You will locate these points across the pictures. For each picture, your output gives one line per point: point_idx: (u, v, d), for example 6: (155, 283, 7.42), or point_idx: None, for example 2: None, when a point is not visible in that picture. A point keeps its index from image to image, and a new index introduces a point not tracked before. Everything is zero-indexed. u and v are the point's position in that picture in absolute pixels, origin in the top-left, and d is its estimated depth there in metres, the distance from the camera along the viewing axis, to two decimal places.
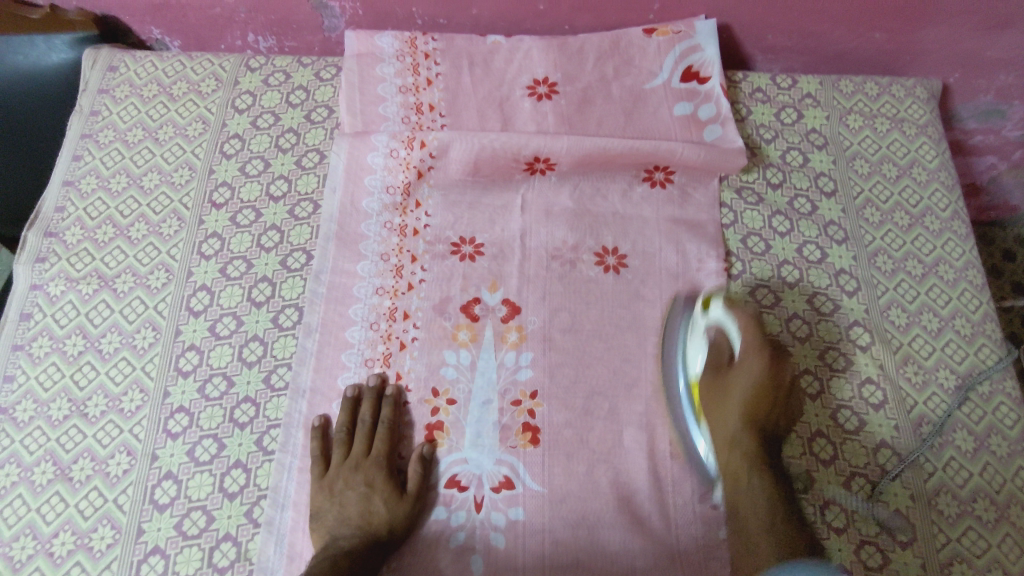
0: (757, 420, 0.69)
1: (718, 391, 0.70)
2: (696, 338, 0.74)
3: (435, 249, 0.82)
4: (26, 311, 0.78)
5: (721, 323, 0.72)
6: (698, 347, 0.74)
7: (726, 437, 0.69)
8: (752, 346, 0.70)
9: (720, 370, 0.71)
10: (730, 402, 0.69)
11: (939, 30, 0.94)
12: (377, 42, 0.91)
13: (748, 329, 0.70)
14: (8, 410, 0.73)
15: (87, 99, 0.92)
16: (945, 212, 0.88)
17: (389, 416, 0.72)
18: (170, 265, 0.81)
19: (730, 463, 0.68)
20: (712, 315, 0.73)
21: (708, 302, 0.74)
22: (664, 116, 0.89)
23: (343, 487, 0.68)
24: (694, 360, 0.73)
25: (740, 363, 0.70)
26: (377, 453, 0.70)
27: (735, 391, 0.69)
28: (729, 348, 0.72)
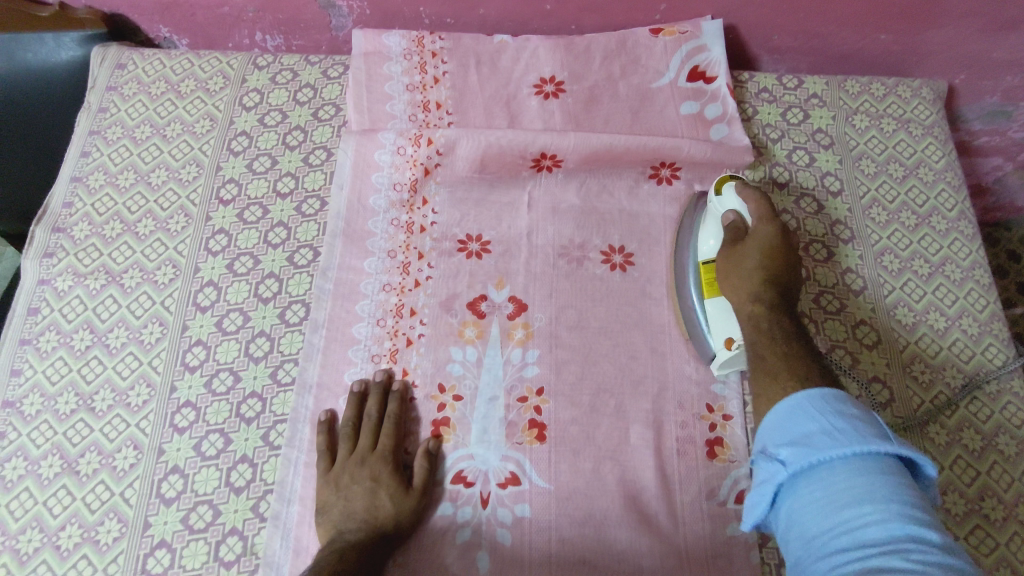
0: (773, 286, 0.71)
1: (732, 262, 0.74)
2: (712, 220, 0.79)
3: (442, 246, 0.82)
4: (34, 306, 0.78)
5: (733, 202, 0.77)
6: (713, 224, 0.78)
7: (742, 298, 0.72)
8: (764, 217, 0.74)
9: (735, 243, 0.75)
10: (744, 263, 0.73)
11: (945, 31, 0.94)
12: (385, 40, 0.92)
13: (760, 207, 0.75)
14: (15, 404, 0.74)
15: (95, 96, 0.92)
16: (952, 212, 0.89)
17: (396, 411, 0.72)
18: (178, 260, 0.81)
19: (748, 311, 0.71)
20: (726, 199, 0.78)
21: (720, 186, 0.79)
22: (671, 116, 0.89)
23: (348, 482, 0.68)
24: (708, 239, 0.78)
25: (753, 233, 0.74)
26: (383, 448, 0.70)
27: (749, 253, 0.73)
28: (744, 226, 0.76)
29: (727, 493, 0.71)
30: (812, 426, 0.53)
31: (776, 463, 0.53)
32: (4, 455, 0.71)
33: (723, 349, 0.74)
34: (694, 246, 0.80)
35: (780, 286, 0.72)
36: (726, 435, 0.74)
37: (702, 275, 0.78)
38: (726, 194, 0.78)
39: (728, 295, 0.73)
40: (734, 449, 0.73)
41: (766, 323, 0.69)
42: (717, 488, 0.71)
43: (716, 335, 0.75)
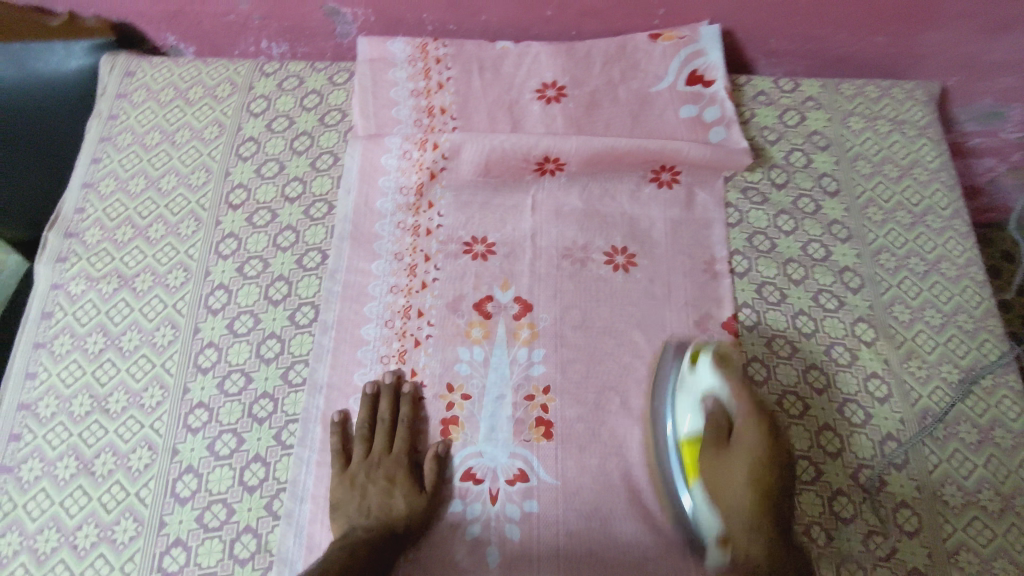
0: (764, 481, 0.65)
1: (718, 461, 0.67)
2: (687, 399, 0.72)
3: (448, 249, 0.84)
4: (48, 310, 0.80)
5: (710, 381, 0.71)
6: (689, 407, 0.71)
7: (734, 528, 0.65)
8: (748, 406, 0.68)
9: (717, 424, 0.69)
10: (733, 471, 0.66)
11: (940, 33, 0.97)
12: (390, 47, 0.94)
13: (743, 402, 0.68)
14: (31, 406, 0.75)
15: (106, 103, 0.94)
16: (946, 212, 0.90)
17: (409, 414, 0.74)
18: (188, 264, 0.83)
19: (740, 525, 0.64)
20: (702, 375, 0.71)
21: (695, 358, 0.73)
22: (670, 119, 0.91)
23: (364, 481, 0.70)
24: (685, 420, 0.71)
25: (736, 446, 0.67)
26: (398, 450, 0.72)
27: (736, 467, 0.66)
28: (724, 409, 0.70)
29: None
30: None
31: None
32: (21, 457, 0.73)
33: (709, 527, 0.67)
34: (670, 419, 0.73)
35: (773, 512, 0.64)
36: None
37: (684, 457, 0.70)
38: (702, 370, 0.72)
39: (713, 478, 0.67)
40: None
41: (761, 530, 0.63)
42: None
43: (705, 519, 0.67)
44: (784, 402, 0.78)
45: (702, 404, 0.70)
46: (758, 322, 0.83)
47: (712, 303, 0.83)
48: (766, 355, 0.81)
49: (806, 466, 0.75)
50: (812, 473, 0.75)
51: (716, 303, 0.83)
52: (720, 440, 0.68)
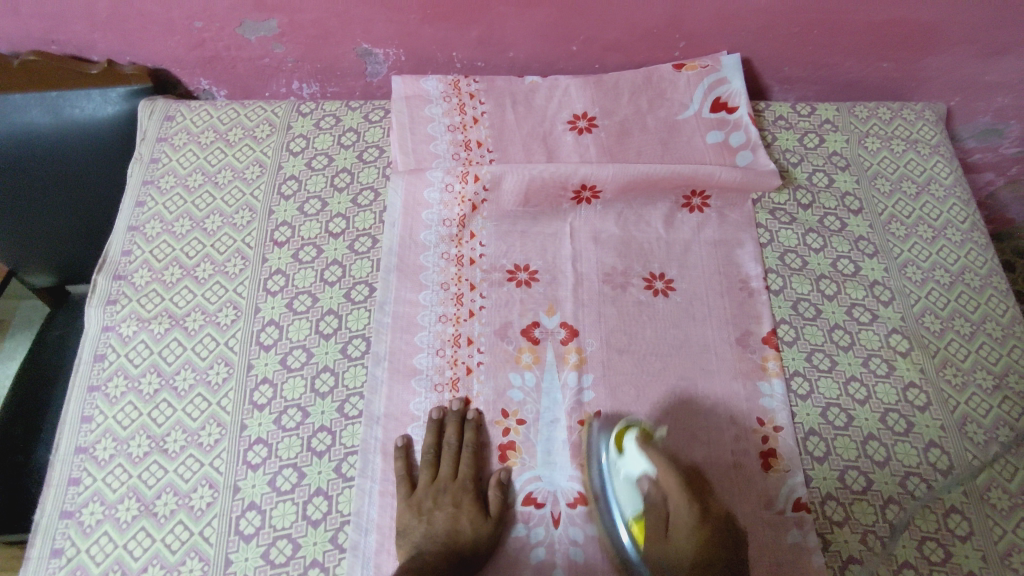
0: (711, 546, 0.64)
1: (665, 552, 0.66)
2: (623, 483, 0.71)
3: (492, 277, 0.85)
4: (100, 352, 0.81)
5: (641, 466, 0.71)
6: (628, 494, 0.71)
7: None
8: (676, 478, 0.68)
9: (660, 521, 0.68)
10: (680, 551, 0.65)
11: (943, 58, 1.01)
12: (423, 84, 0.97)
13: (665, 470, 0.69)
14: (88, 449, 0.75)
15: (146, 147, 0.96)
16: (965, 225, 0.94)
17: (474, 441, 0.74)
18: (238, 302, 0.84)
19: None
20: (629, 458, 0.71)
21: (620, 443, 0.73)
22: (698, 145, 0.95)
23: (432, 507, 0.71)
24: (627, 508, 0.70)
25: (675, 528, 0.67)
26: (463, 477, 0.73)
27: (681, 535, 0.65)
28: (659, 496, 0.69)
29: (785, 501, 0.74)
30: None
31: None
32: (81, 501, 0.73)
33: None
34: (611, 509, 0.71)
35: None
36: (779, 446, 0.77)
37: (634, 540, 0.68)
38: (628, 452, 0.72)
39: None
40: (786, 459, 0.77)
41: None
42: (775, 497, 0.75)
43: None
44: (829, 413, 0.80)
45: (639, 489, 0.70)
46: (797, 337, 0.85)
47: (752, 320, 0.85)
48: (808, 369, 0.83)
49: (855, 476, 0.77)
50: (861, 482, 0.76)
51: (755, 320, 0.85)
52: (661, 517, 0.68)
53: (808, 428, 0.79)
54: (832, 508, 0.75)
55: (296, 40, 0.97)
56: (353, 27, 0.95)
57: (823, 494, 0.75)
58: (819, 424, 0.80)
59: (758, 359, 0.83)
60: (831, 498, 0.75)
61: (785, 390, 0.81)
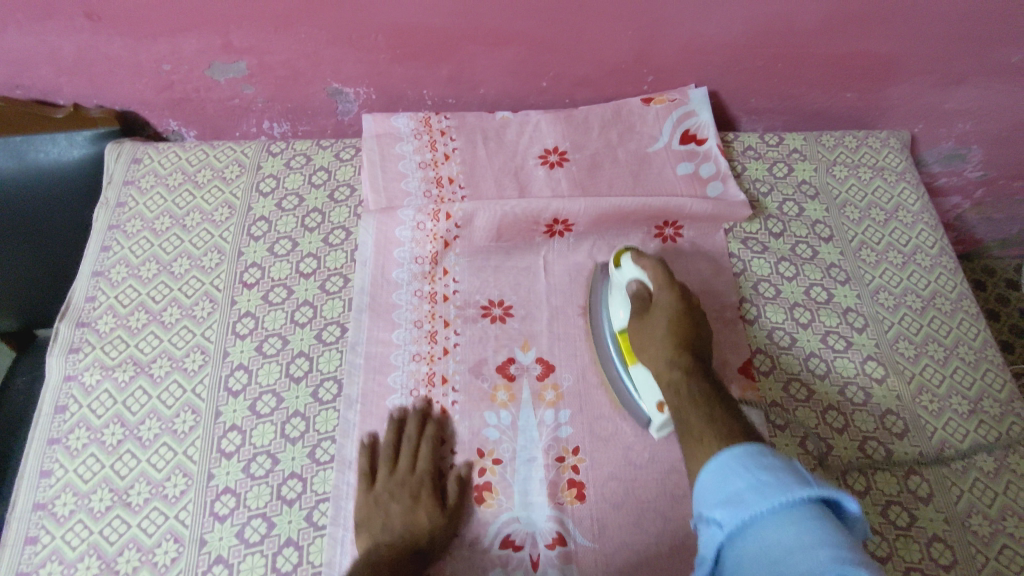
0: (682, 329, 0.73)
1: (641, 328, 0.75)
2: (617, 292, 0.81)
3: (466, 313, 0.84)
4: (61, 403, 0.78)
5: (633, 271, 0.79)
6: (620, 300, 0.80)
7: (662, 367, 0.71)
8: (664, 284, 0.76)
9: (642, 311, 0.76)
10: (655, 324, 0.74)
11: (903, 87, 1.04)
12: (393, 122, 0.97)
13: (658, 273, 0.77)
14: (47, 506, 0.72)
15: (113, 191, 0.95)
16: (933, 249, 0.95)
17: (434, 434, 0.75)
18: (206, 346, 0.82)
19: (666, 382, 0.69)
20: (624, 269, 0.80)
21: (619, 258, 0.81)
22: (668, 177, 0.96)
23: (388, 500, 0.70)
24: (618, 311, 0.79)
25: (655, 308, 0.75)
26: (422, 470, 0.73)
27: (658, 320, 0.74)
28: (645, 295, 0.78)
29: None
30: (739, 484, 0.50)
31: (712, 525, 0.50)
32: (38, 561, 0.70)
33: (658, 413, 0.74)
34: (606, 319, 0.82)
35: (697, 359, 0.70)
36: None
37: (621, 346, 0.78)
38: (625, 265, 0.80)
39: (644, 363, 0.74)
40: None
41: (684, 388, 0.67)
42: None
43: (646, 401, 0.75)
44: (807, 443, 0.80)
45: (628, 292, 0.79)
46: (773, 366, 0.85)
47: (728, 350, 0.85)
48: (785, 399, 0.83)
49: None
50: None
51: (731, 350, 0.85)
52: (643, 308, 0.76)
53: (787, 460, 0.78)
54: None
55: (265, 81, 0.97)
56: (323, 67, 0.96)
57: None
58: (798, 453, 0.79)
59: (735, 389, 0.82)
60: None
61: (763, 421, 0.80)
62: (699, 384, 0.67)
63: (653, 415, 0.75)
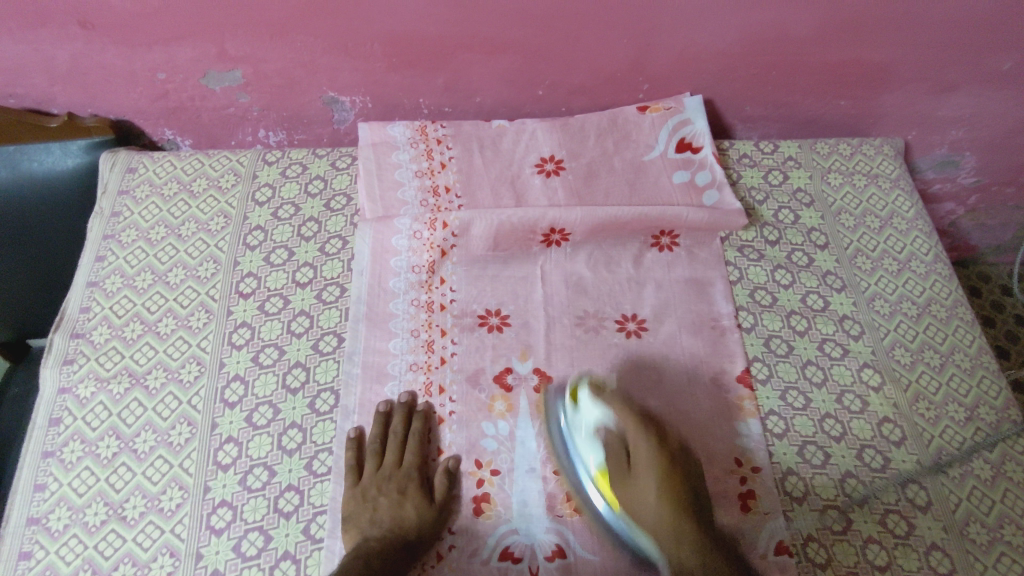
0: (676, 477, 0.66)
1: (631, 494, 0.67)
2: (585, 437, 0.73)
3: (463, 322, 0.84)
4: (55, 416, 0.78)
5: (599, 416, 0.73)
6: (590, 446, 0.72)
7: (658, 521, 0.64)
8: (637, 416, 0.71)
9: (622, 462, 0.70)
10: (643, 476, 0.67)
11: (897, 95, 1.04)
12: (390, 131, 0.97)
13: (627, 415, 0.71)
14: (41, 520, 0.72)
15: (107, 200, 0.94)
16: (928, 257, 0.96)
17: (421, 428, 0.76)
18: (202, 357, 0.81)
19: (669, 548, 0.63)
20: (585, 409, 0.73)
21: (576, 398, 0.75)
22: (665, 185, 0.96)
23: (376, 494, 0.71)
24: (589, 455, 0.72)
25: (640, 467, 0.68)
26: (408, 465, 0.74)
27: (642, 471, 0.68)
28: (619, 446, 0.71)
29: (766, 545, 0.73)
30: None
31: None
32: None
33: (656, 559, 0.66)
34: (575, 468, 0.73)
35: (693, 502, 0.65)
36: (757, 487, 0.76)
37: (602, 489, 0.70)
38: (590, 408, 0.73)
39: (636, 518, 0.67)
40: (765, 500, 0.75)
41: (689, 538, 0.62)
42: (756, 540, 0.73)
43: (641, 541, 0.67)
44: (805, 451, 0.80)
45: (603, 441, 0.72)
46: (770, 375, 0.85)
47: (725, 359, 0.85)
48: (782, 407, 0.83)
49: (835, 515, 0.76)
50: (841, 521, 0.75)
51: (728, 358, 0.85)
52: (622, 458, 0.70)
53: (785, 468, 0.78)
54: (813, 550, 0.73)
55: (261, 90, 0.97)
56: (318, 76, 0.96)
57: (804, 536, 0.74)
58: (797, 462, 0.79)
59: (733, 398, 0.82)
60: (812, 540, 0.74)
61: (760, 429, 0.80)
62: (710, 540, 0.62)
63: (651, 559, 0.67)
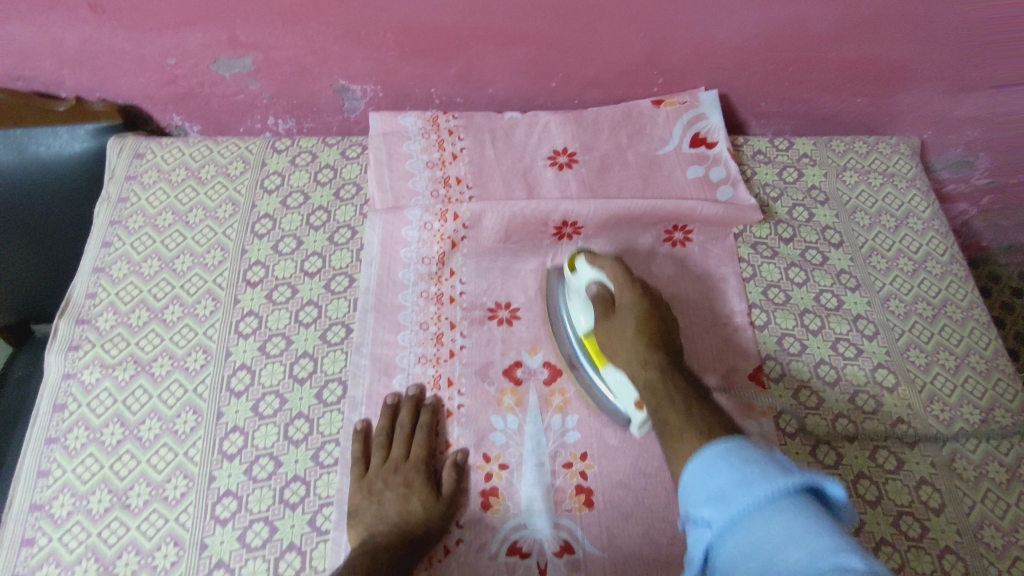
0: (651, 332, 0.72)
1: (608, 322, 0.74)
2: (578, 297, 0.79)
3: (473, 314, 0.83)
4: (60, 402, 0.77)
5: (591, 274, 0.78)
6: (581, 305, 0.79)
7: (634, 369, 0.69)
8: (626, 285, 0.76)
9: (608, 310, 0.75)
10: (622, 327, 0.73)
11: (914, 94, 1.03)
12: (401, 120, 0.96)
13: (617, 272, 0.77)
14: (44, 506, 0.71)
15: (114, 186, 0.93)
16: (944, 257, 0.95)
17: (429, 421, 0.75)
18: (208, 345, 0.81)
19: (640, 379, 0.68)
20: (581, 273, 0.79)
21: (574, 263, 0.80)
22: (679, 179, 0.95)
23: (382, 487, 0.70)
24: (580, 317, 0.78)
25: (620, 309, 0.75)
26: (416, 457, 0.73)
27: (624, 321, 0.73)
28: (608, 296, 0.76)
29: None
30: (726, 479, 0.47)
31: (700, 527, 0.48)
32: (34, 563, 0.68)
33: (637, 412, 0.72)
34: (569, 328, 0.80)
35: (671, 364, 0.68)
36: None
37: (589, 351, 0.77)
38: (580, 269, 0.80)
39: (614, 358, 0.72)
40: None
41: (660, 387, 0.65)
42: None
43: (624, 401, 0.73)
44: (818, 451, 0.79)
45: (589, 295, 0.78)
46: (783, 373, 0.84)
47: (738, 356, 0.84)
48: (795, 406, 0.81)
49: None
50: (853, 522, 0.74)
51: (741, 356, 0.84)
52: (606, 305, 0.76)
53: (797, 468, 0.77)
54: None
55: (271, 77, 0.96)
56: (330, 64, 0.94)
57: None
58: (809, 461, 0.78)
59: (745, 396, 0.81)
60: None
61: (773, 428, 0.79)
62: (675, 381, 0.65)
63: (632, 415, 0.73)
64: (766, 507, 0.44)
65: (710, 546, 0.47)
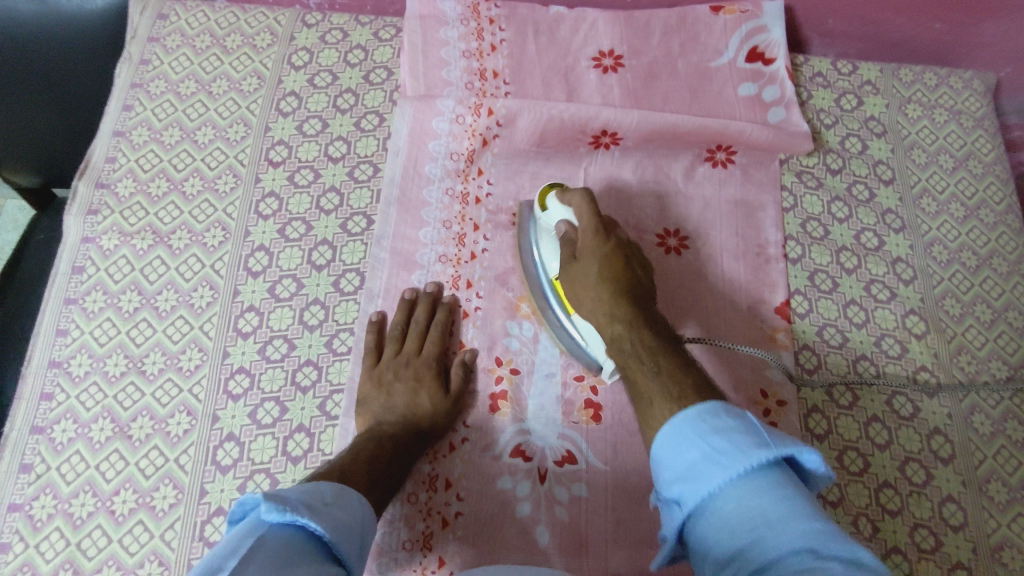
0: (619, 269, 0.66)
1: (574, 270, 0.67)
2: (548, 237, 0.73)
3: (498, 219, 0.80)
4: (78, 264, 0.77)
5: (562, 213, 0.71)
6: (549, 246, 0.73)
7: (599, 320, 0.64)
8: (590, 225, 0.68)
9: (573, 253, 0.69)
10: (588, 275, 0.66)
11: (1000, 23, 0.94)
12: (441, 4, 0.89)
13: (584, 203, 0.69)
14: (62, 364, 0.72)
15: (136, 47, 0.89)
16: (1000, 206, 0.89)
17: (444, 320, 0.74)
18: (227, 223, 0.79)
19: (606, 332, 0.63)
20: (550, 211, 0.72)
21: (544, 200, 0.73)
22: (729, 96, 0.89)
23: (392, 380, 0.70)
24: (550, 261, 0.72)
25: (584, 253, 0.68)
26: (428, 354, 0.73)
27: (588, 267, 0.67)
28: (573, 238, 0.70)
29: None
30: (694, 454, 0.46)
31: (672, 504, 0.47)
32: (53, 417, 0.70)
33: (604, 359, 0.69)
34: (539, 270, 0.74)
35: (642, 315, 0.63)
36: (780, 421, 0.74)
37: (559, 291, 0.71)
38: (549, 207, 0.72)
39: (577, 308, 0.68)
40: (788, 434, 0.74)
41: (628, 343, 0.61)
42: None
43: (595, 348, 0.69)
44: (834, 391, 0.77)
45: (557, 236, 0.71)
46: (810, 309, 0.81)
47: (766, 288, 0.81)
48: (818, 343, 0.79)
49: (854, 457, 0.74)
50: (859, 463, 0.74)
51: (770, 288, 0.81)
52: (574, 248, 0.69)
53: (810, 405, 0.76)
54: (827, 488, 0.73)
55: None
56: None
57: None
58: (823, 400, 0.77)
59: (767, 328, 0.79)
60: (827, 478, 0.73)
61: (792, 363, 0.78)
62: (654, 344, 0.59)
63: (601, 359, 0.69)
64: (737, 484, 0.43)
65: (680, 525, 0.46)
